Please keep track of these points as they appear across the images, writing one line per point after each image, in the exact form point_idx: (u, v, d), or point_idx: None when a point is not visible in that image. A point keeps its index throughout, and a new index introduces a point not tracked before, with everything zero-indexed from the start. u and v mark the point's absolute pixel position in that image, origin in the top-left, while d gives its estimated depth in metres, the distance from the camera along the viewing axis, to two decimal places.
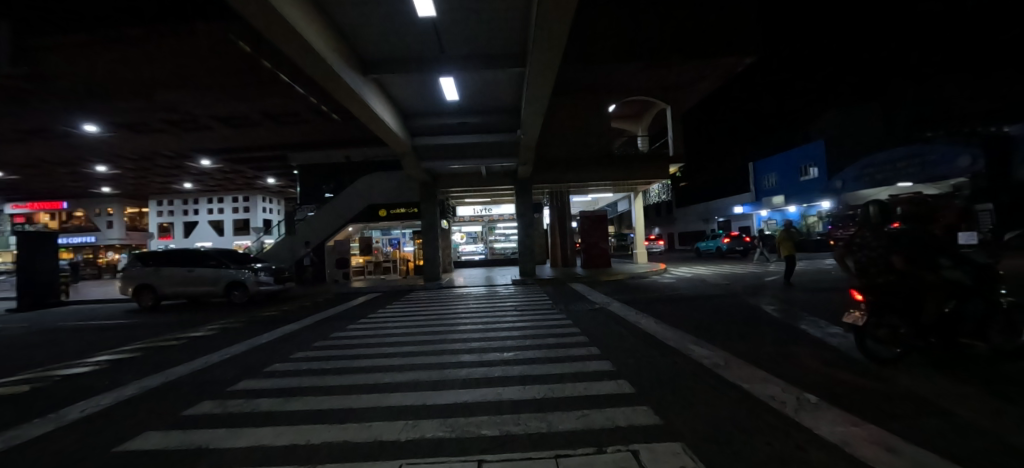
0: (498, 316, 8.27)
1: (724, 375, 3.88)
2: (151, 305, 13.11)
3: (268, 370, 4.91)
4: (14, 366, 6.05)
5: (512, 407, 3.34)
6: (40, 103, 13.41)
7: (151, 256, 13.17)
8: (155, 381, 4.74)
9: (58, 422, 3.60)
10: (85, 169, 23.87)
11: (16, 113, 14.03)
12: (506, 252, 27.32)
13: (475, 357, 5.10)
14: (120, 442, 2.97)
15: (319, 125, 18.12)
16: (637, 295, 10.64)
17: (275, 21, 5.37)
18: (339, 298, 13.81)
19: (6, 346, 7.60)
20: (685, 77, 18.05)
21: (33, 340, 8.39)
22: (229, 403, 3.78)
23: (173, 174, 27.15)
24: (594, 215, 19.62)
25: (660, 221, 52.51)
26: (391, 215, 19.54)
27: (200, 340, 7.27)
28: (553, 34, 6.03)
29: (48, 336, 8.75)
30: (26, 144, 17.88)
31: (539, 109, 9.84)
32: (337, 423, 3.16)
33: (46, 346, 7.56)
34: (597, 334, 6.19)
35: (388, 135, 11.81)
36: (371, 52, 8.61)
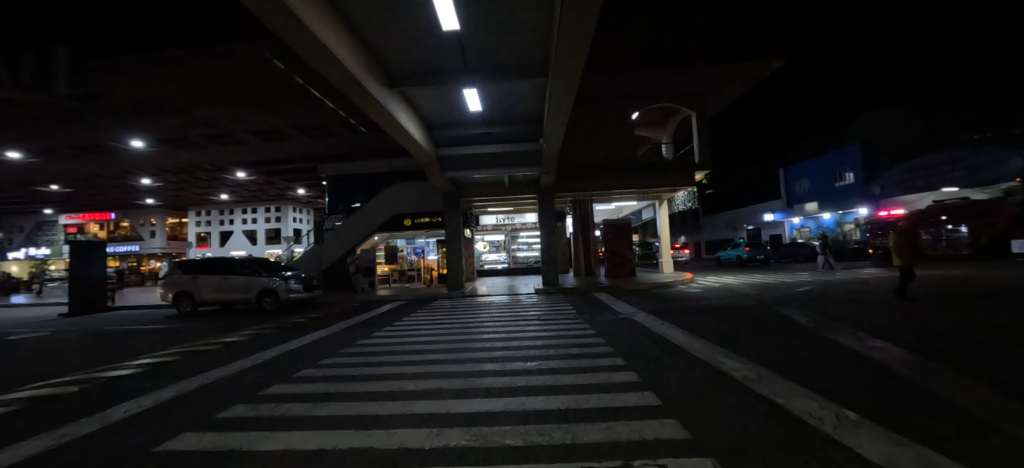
0: (521, 326, 8.22)
1: (756, 388, 3.74)
2: (188, 310, 13.69)
3: (297, 376, 5.05)
4: (71, 368, 6.44)
5: (535, 417, 3.30)
6: (93, 121, 14.41)
7: (190, 263, 13.81)
8: (193, 384, 4.95)
9: (104, 421, 3.78)
10: (131, 182, 25.41)
11: (72, 130, 15.06)
12: (530, 261, 26.86)
13: (498, 366, 5.09)
14: (159, 442, 3.10)
15: (347, 137, 18.63)
16: (667, 305, 10.41)
17: (310, 40, 5.61)
18: (366, 306, 14.13)
19: (69, 349, 8.19)
20: (708, 82, 17.76)
21: (88, 343, 8.91)
22: (260, 407, 3.89)
23: (210, 185, 28.52)
24: (618, 223, 19.34)
25: (686, 229, 51.32)
26: (416, 224, 19.99)
27: (235, 345, 7.54)
28: (578, 43, 6.03)
29: (102, 340, 9.29)
30: (81, 160, 19.23)
31: (562, 118, 9.85)
32: (364, 429, 3.21)
33: (101, 348, 8.06)
34: (622, 345, 6.07)
35: (413, 146, 12.06)
36: (395, 66, 8.82)
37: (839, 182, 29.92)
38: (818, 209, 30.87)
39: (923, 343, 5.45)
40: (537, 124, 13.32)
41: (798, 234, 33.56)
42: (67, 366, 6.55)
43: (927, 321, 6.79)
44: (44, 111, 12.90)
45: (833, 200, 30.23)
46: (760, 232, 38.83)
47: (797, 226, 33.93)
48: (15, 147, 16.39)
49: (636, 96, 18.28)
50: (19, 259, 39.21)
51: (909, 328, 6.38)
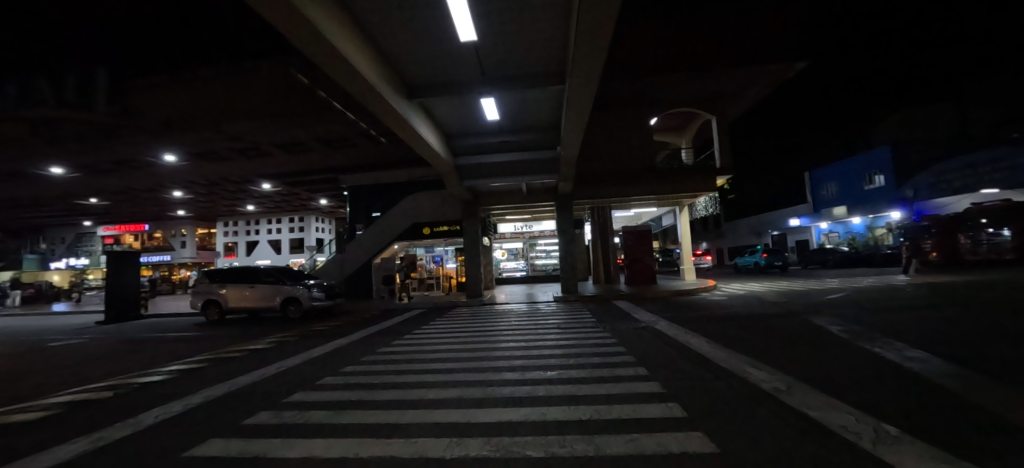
0: (540, 334, 8.19)
1: (787, 400, 3.58)
2: (216, 319, 14.03)
3: (319, 383, 5.13)
4: (107, 373, 6.68)
5: (556, 428, 3.26)
6: (130, 137, 15.20)
7: (218, 272, 14.25)
8: (218, 390, 5.04)
9: (137, 425, 3.92)
10: (164, 194, 26.54)
11: (110, 146, 15.87)
12: (548, 269, 26.87)
13: (517, 375, 5.05)
14: (187, 448, 3.19)
15: (368, 149, 19.04)
16: (691, 313, 10.14)
17: (334, 56, 5.81)
18: (385, 314, 14.22)
19: (107, 355, 8.54)
20: (728, 86, 17.50)
21: (122, 349, 9.24)
22: (284, 414, 3.96)
23: (238, 197, 29.65)
24: (638, 230, 19.02)
25: (707, 236, 50.22)
26: (434, 233, 20.01)
27: (259, 352, 7.73)
28: (593, 49, 6.04)
29: (136, 346, 9.65)
30: (118, 174, 20.26)
31: (580, 124, 9.79)
32: (385, 438, 3.22)
33: (135, 355, 8.37)
34: (645, 355, 5.91)
35: (432, 156, 12.20)
36: (414, 78, 8.97)
37: (869, 185, 28.85)
38: (847, 213, 30.11)
39: (966, 353, 5.14)
40: (555, 131, 13.33)
41: (825, 239, 32.78)
42: (107, 371, 6.84)
43: (970, 329, 6.42)
44: (84, 128, 13.63)
45: (862, 204, 29.21)
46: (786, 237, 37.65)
47: (824, 231, 33.04)
48: (60, 163, 17.38)
49: (654, 102, 18.17)
50: (61, 269, 41.47)
51: (950, 338, 5.97)
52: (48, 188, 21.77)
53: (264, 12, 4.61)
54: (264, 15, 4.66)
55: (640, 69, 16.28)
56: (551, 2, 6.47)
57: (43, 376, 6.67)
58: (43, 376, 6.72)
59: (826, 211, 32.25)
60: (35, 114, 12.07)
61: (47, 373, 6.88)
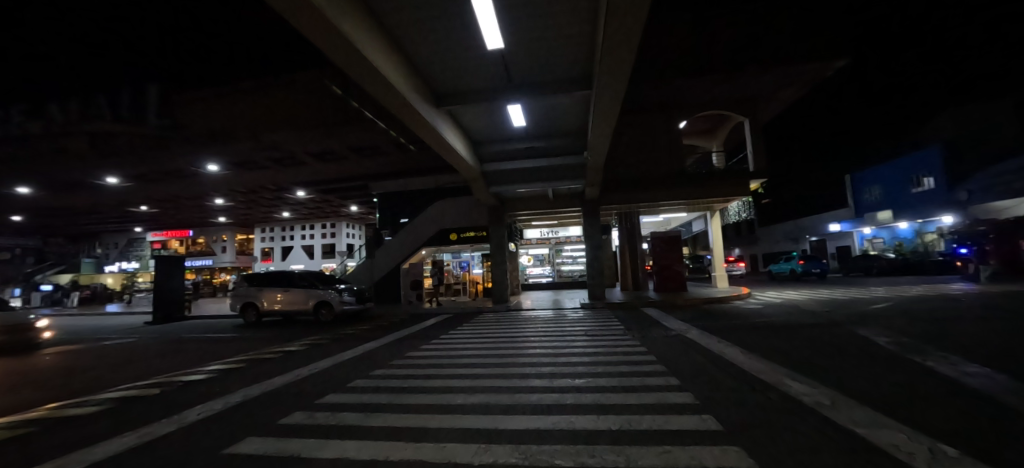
0: (567, 341, 8.10)
1: (831, 416, 3.41)
2: (253, 321, 14.60)
3: (350, 386, 5.25)
4: (157, 371, 7.08)
5: (585, 437, 3.21)
6: (178, 149, 16.16)
7: (256, 276, 14.85)
8: (255, 390, 5.23)
9: (182, 422, 4.12)
10: (207, 202, 28.03)
11: (160, 157, 16.92)
12: (575, 275, 26.66)
13: (545, 382, 5.01)
14: (228, 445, 3.33)
15: (397, 156, 19.48)
16: (728, 322, 9.78)
17: (368, 68, 6.02)
18: (413, 319, 14.40)
19: (157, 354, 9.03)
20: (760, 86, 16.97)
21: (171, 349, 9.76)
22: (318, 415, 4.08)
23: (274, 204, 30.94)
24: (666, 236, 18.61)
25: (740, 241, 48.39)
26: (461, 239, 20.16)
27: (293, 354, 7.97)
28: (621, 53, 5.98)
29: (184, 346, 10.17)
30: (166, 183, 21.55)
31: (607, 129, 9.69)
32: (414, 442, 3.26)
33: (186, 354, 8.83)
34: (676, 364, 5.75)
35: (459, 163, 12.38)
36: (442, 87, 9.16)
37: (917, 188, 27.16)
38: (893, 217, 28.12)
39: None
40: (581, 137, 13.25)
41: (868, 245, 30.99)
42: (159, 369, 7.25)
43: None
44: (136, 140, 14.58)
45: (909, 209, 27.46)
46: (824, 243, 35.87)
47: (868, 237, 31.04)
48: (115, 173, 18.66)
49: (681, 105, 17.82)
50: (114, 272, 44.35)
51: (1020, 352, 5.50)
52: (105, 197, 23.42)
53: (302, 27, 4.82)
54: (302, 30, 4.88)
55: (667, 72, 16.03)
56: (578, 8, 6.48)
57: (110, 372, 7.16)
58: (108, 372, 7.22)
59: (869, 216, 30.54)
60: (93, 128, 13.01)
61: (111, 370, 7.38)
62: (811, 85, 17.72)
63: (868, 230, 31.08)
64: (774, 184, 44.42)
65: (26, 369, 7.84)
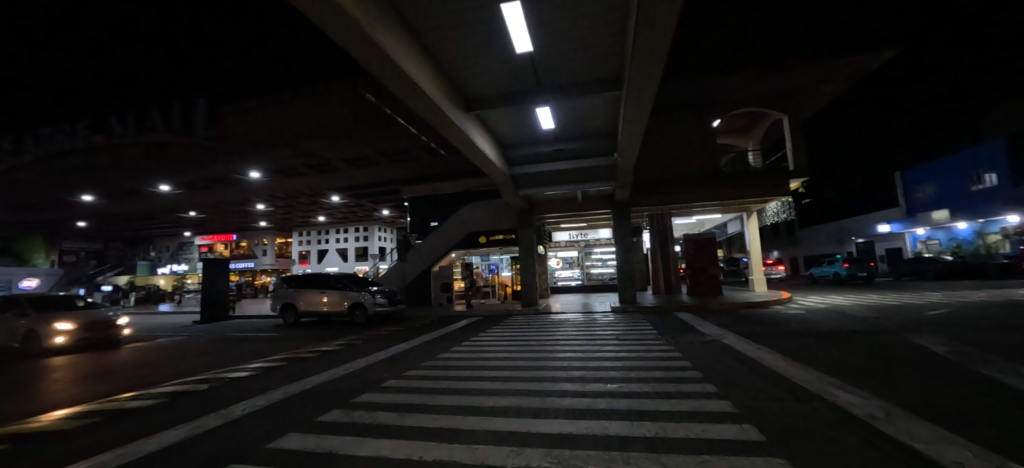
0: (599, 344, 8.01)
1: (883, 428, 3.21)
2: (291, 321, 15.18)
3: (384, 385, 5.40)
4: (206, 367, 7.55)
5: (619, 444, 3.16)
6: (223, 158, 17.12)
7: (294, 278, 15.47)
8: (296, 387, 5.47)
9: (229, 416, 4.36)
10: (249, 208, 29.56)
11: (208, 166, 18.01)
12: (604, 278, 26.51)
13: (576, 386, 4.97)
14: (271, 439, 3.50)
15: (428, 161, 19.88)
16: (772, 328, 9.38)
17: (403, 77, 6.23)
18: (443, 321, 14.60)
19: (209, 351, 9.58)
20: (797, 82, 16.26)
21: (223, 346, 10.37)
22: (353, 413, 4.21)
23: (311, 209, 32.25)
24: (700, 238, 18.11)
25: (779, 244, 46.37)
26: (491, 241, 20.22)
27: (328, 353, 8.26)
28: (653, 52, 5.86)
29: (233, 344, 10.76)
30: (213, 190, 22.89)
31: (638, 129, 9.51)
32: (447, 442, 3.31)
33: (238, 352, 9.35)
34: (712, 370, 5.58)
35: (488, 167, 12.51)
36: (470, 92, 9.30)
37: (978, 186, 25.11)
38: (949, 217, 26.30)
39: None
40: (611, 138, 13.09)
41: (924, 247, 28.79)
42: (212, 365, 7.72)
43: None
44: (186, 150, 15.56)
45: (968, 208, 25.46)
46: (871, 244, 33.85)
47: (922, 238, 29.01)
48: (168, 181, 20.01)
49: (713, 103, 17.33)
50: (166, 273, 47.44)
51: None
52: (159, 204, 25.15)
53: (341, 39, 5.03)
54: (341, 42, 5.08)
55: (697, 70, 15.66)
56: (607, 8, 6.42)
57: (176, 367, 7.72)
58: (173, 367, 7.77)
59: (922, 216, 28.63)
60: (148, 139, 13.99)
61: (175, 366, 7.94)
62: (855, 78, 16.77)
63: (922, 231, 29.06)
64: (813, 183, 42.35)
65: (98, 363, 8.54)
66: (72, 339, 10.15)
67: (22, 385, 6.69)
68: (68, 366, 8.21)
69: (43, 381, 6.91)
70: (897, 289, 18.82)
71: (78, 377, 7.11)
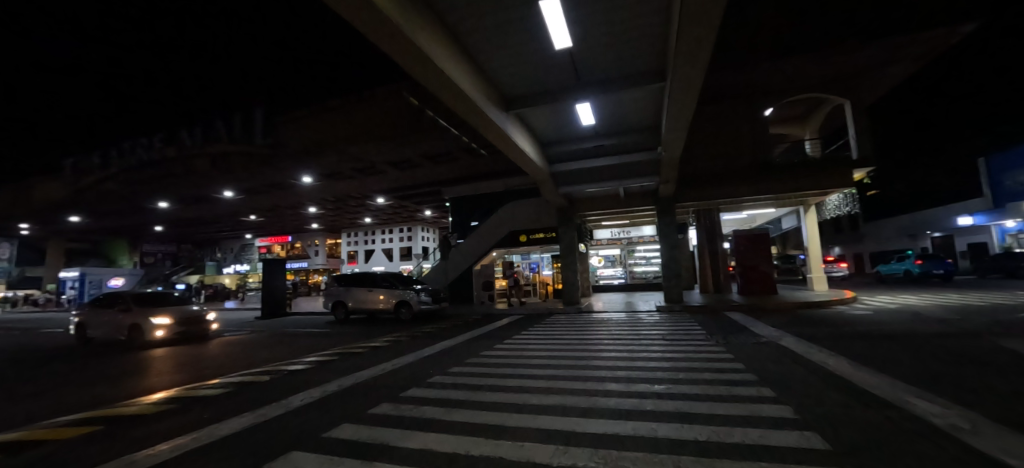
0: (644, 345, 7.82)
1: (971, 441, 2.92)
2: (342, 318, 15.91)
3: (430, 381, 5.57)
4: (268, 360, 8.17)
5: (668, 446, 3.08)
6: (278, 164, 18.31)
7: (343, 277, 16.30)
8: (348, 381, 5.76)
9: (287, 406, 4.66)
10: (302, 211, 31.50)
11: (267, 173, 19.36)
12: (648, 276, 25.98)
13: (621, 387, 4.89)
14: (327, 429, 3.72)
15: (470, 161, 20.23)
16: (842, 329, 8.75)
17: (447, 80, 6.43)
18: (485, 319, 14.82)
19: (279, 345, 10.33)
20: (859, 62, 14.98)
21: (292, 341, 11.19)
22: (402, 407, 4.38)
23: (358, 211, 33.82)
24: (752, 234, 17.26)
25: (841, 239, 42.94)
26: (531, 240, 20.49)
27: (377, 349, 8.62)
28: (701, 39, 5.60)
29: (300, 339, 11.54)
30: (271, 195, 24.57)
31: (684, 121, 9.14)
32: (493, 439, 3.37)
33: (305, 346, 10.03)
34: (768, 373, 5.29)
35: (528, 165, 12.58)
36: (509, 91, 9.38)
37: None
38: None
39: None
40: (653, 132, 12.71)
41: (1012, 241, 26.12)
42: (277, 357, 8.35)
43: None
44: (246, 158, 16.80)
45: None
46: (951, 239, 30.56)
47: (1011, 232, 26.18)
48: (232, 187, 21.74)
49: (763, 91, 16.39)
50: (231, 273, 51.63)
51: None
52: (224, 208, 27.38)
53: (387, 46, 5.26)
54: (387, 48, 5.32)
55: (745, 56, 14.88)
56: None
57: (255, 358, 8.48)
58: (251, 358, 8.48)
59: (1014, 206, 24.32)
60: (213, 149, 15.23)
61: (254, 357, 8.67)
62: (930, 55, 15.16)
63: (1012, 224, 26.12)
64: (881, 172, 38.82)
65: (186, 354, 9.47)
66: (168, 332, 10.98)
67: (134, 372, 7.62)
68: (165, 357, 9.18)
69: (147, 369, 7.82)
70: (984, 288, 16.90)
71: (178, 366, 8.02)
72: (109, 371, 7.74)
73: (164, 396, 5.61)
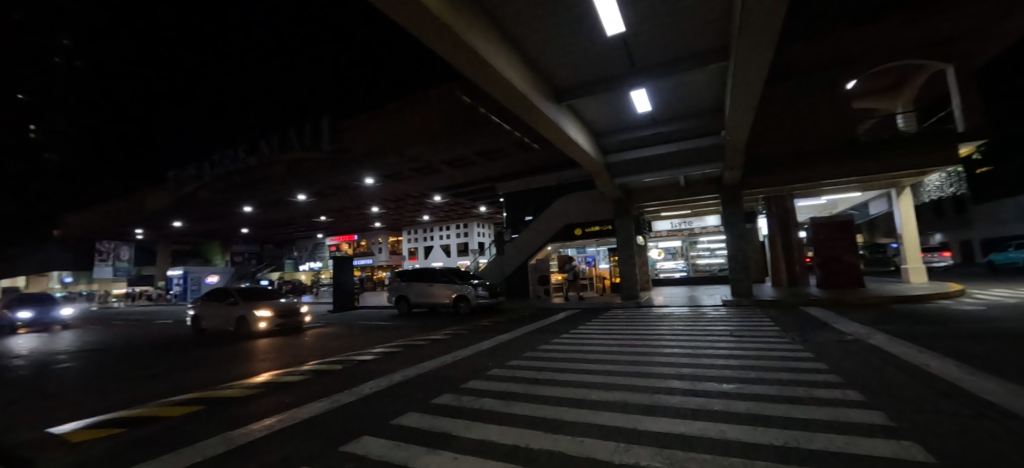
0: (709, 341, 7.46)
1: None
2: (405, 310, 16.89)
3: (489, 373, 5.75)
4: (345, 350, 8.93)
5: (740, 450, 2.93)
6: (344, 168, 19.71)
7: (405, 273, 17.23)
8: (411, 372, 6.10)
9: (358, 393, 5.04)
10: (366, 211, 33.70)
11: (334, 177, 20.93)
12: (713, 269, 24.59)
13: (685, 385, 4.72)
14: (394, 417, 3.98)
15: (521, 156, 20.17)
16: (952, 327, 7.69)
17: (500, 78, 6.57)
18: (541, 313, 14.96)
19: (360, 336, 11.20)
20: (963, 20, 13.01)
21: (369, 332, 12.07)
22: (463, 398, 4.56)
23: (417, 209, 35.46)
24: (833, 222, 16.07)
25: (945, 225, 37.47)
26: (586, 233, 20.45)
27: (437, 342, 9.01)
28: (772, 11, 5.20)
29: (375, 330, 12.42)
30: (338, 197, 26.51)
31: (753, 100, 8.52)
32: (553, 433, 3.41)
33: (381, 337, 10.80)
34: (855, 375, 4.82)
35: (582, 157, 12.49)
36: (561, 83, 9.37)
37: None
38: None
39: None
40: (716, 115, 12.01)
41: None
42: (353, 347, 9.14)
43: None
44: None
45: None
46: None
47: None
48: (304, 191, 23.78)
49: (841, 63, 14.83)
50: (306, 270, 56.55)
51: None
52: (297, 211, 30.00)
53: (442, 48, 5.51)
54: (442, 50, 5.57)
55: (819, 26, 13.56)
56: None
57: (337, 347, 9.28)
58: (336, 348, 9.28)
59: None
60: None
61: (342, 346, 9.50)
62: None
63: None
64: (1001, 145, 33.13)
65: (285, 344, 10.42)
66: (270, 324, 12.11)
67: (241, 358, 8.70)
68: (268, 345, 10.37)
69: (251, 356, 8.95)
70: None
71: (275, 354, 8.95)
72: (222, 357, 8.89)
73: (266, 379, 6.41)
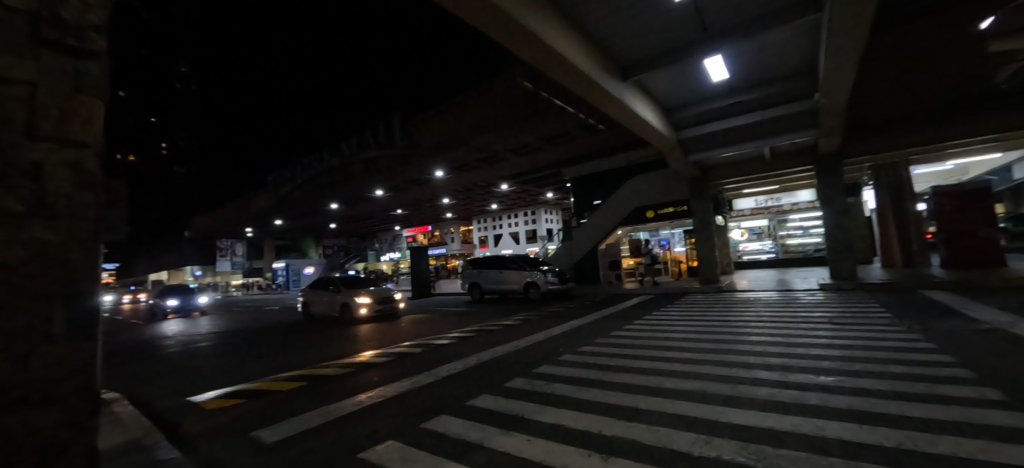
0: (806, 329, 6.78)
1: None
2: (477, 297, 17.72)
3: (560, 359, 5.86)
4: (432, 334, 9.67)
5: (839, 448, 2.70)
6: (415, 162, 20.98)
7: (476, 261, 17.99)
8: (484, 356, 6.42)
9: (436, 375, 5.46)
10: (438, 202, 35.58)
11: (408, 172, 22.35)
12: (807, 250, 23.01)
13: (774, 376, 4.39)
14: (470, 398, 4.27)
15: (585, 139, 19.16)
16: None
17: (563, 59, 6.53)
18: (614, 299, 14.76)
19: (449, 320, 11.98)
20: None
21: (455, 316, 12.83)
22: (535, 382, 4.73)
23: (486, 198, 36.53)
24: (962, 191, 13.76)
25: None
26: (659, 215, 19.55)
27: (508, 328, 9.34)
28: None
29: (458, 315, 13.15)
30: (411, 191, 28.25)
31: (856, 53, 7.48)
32: (627, 420, 3.41)
33: (464, 321, 11.44)
34: (995, 371, 4.10)
35: (653, 135, 12.06)
36: (626, 59, 9.10)
37: None
38: None
39: None
40: (804, 78, 10.79)
41: None
42: (440, 332, 9.82)
43: None
44: None
45: None
46: None
47: None
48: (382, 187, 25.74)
49: None
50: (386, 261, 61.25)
51: None
52: (375, 206, 32.54)
53: (506, 37, 5.71)
54: (507, 39, 5.76)
55: None
56: None
57: (424, 331, 10.05)
58: (425, 331, 10.03)
59: None
60: None
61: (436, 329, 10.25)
62: None
63: None
64: None
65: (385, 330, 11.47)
66: (370, 309, 13.41)
67: (344, 340, 9.84)
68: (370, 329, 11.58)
69: (357, 338, 10.15)
70: None
71: (376, 337, 9.95)
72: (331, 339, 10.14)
73: (362, 359, 7.15)
